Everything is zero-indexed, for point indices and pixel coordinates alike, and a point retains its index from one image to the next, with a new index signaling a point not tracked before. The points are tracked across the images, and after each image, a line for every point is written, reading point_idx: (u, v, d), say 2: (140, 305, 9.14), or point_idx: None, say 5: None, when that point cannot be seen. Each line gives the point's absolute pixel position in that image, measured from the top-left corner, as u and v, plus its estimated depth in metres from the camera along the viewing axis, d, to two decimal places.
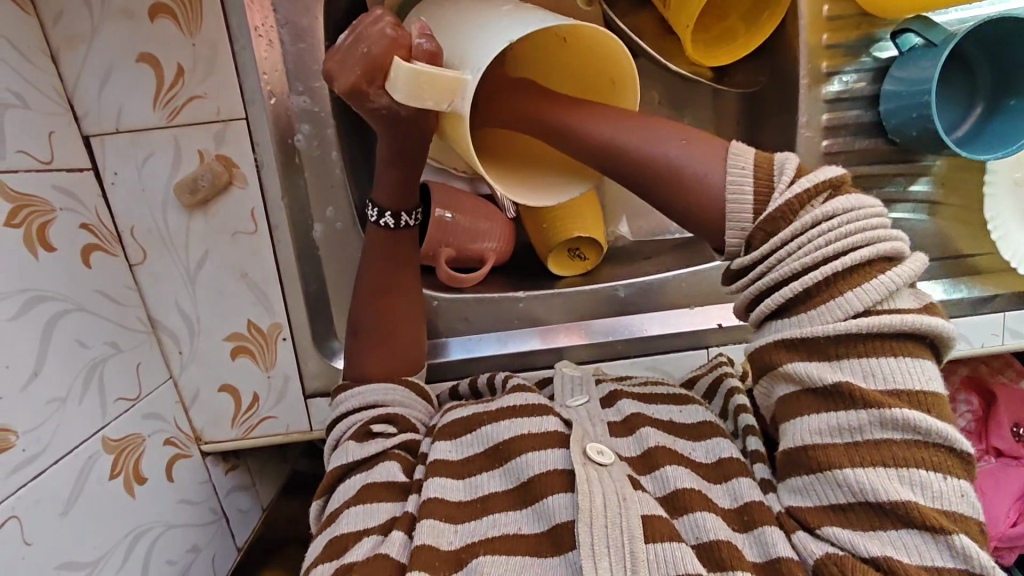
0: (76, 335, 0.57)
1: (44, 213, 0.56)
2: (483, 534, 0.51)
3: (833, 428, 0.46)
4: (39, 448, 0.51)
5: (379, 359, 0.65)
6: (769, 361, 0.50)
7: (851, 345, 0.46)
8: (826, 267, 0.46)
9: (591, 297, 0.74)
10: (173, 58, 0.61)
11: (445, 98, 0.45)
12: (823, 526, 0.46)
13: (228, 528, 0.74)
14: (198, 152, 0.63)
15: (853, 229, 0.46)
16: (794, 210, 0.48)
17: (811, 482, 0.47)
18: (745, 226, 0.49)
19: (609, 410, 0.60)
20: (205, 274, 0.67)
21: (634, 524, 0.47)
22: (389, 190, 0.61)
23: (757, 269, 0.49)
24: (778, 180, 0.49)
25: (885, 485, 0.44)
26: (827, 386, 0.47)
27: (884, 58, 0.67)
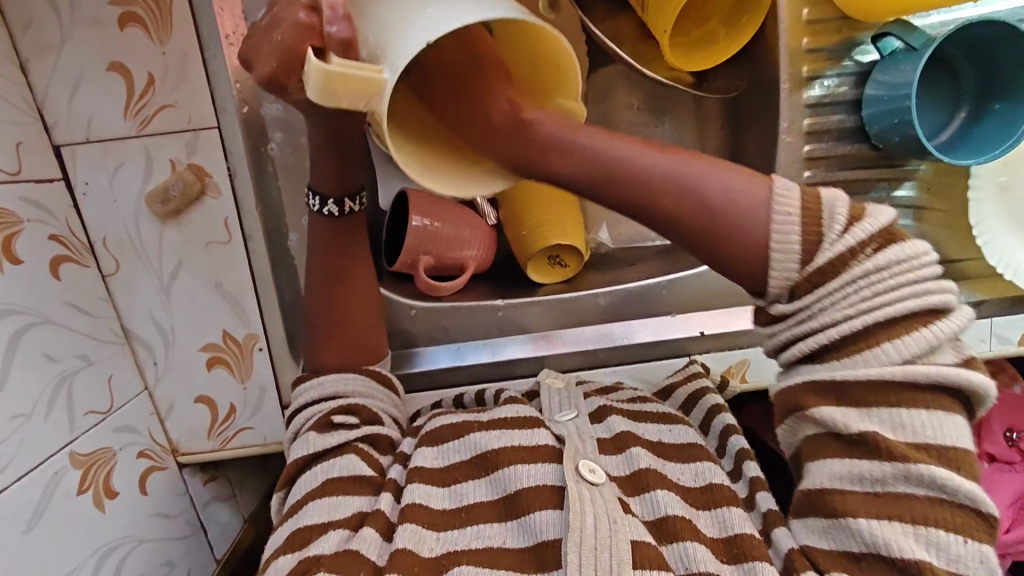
0: (44, 348, 0.56)
1: (9, 226, 0.55)
2: (466, 545, 0.50)
3: (856, 476, 0.47)
4: (1, 465, 0.50)
5: (337, 354, 0.64)
6: (794, 402, 0.50)
7: (882, 395, 0.46)
8: (876, 314, 0.46)
9: (572, 304, 0.73)
10: (143, 67, 0.60)
11: (361, 98, 0.40)
12: (834, 571, 0.46)
13: (205, 539, 0.73)
14: (170, 162, 0.63)
15: (900, 282, 0.46)
16: (845, 262, 0.46)
17: (827, 526, 0.47)
18: (792, 273, 0.47)
19: (597, 426, 0.59)
20: (179, 285, 0.66)
21: (623, 549, 0.46)
22: (325, 177, 0.59)
23: (796, 319, 0.49)
24: (829, 228, 0.47)
25: (901, 542, 0.44)
26: (861, 436, 0.47)
27: (867, 62, 0.66)
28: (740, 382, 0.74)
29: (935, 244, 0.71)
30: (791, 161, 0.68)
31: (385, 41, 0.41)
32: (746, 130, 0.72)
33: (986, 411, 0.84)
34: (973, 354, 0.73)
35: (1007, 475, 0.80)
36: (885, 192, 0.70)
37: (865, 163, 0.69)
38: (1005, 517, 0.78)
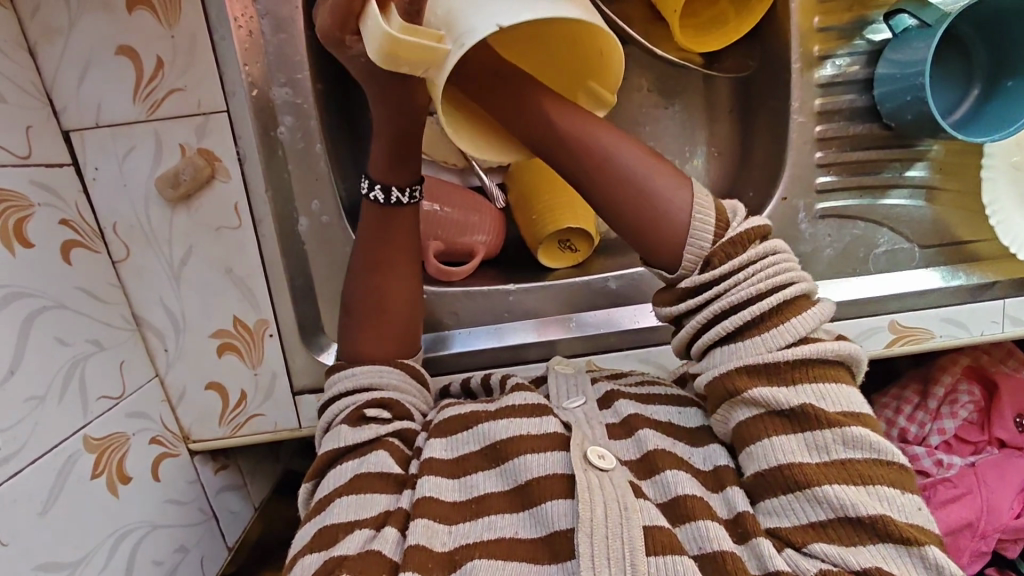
0: (55, 332, 0.55)
1: (21, 209, 0.55)
2: (478, 537, 0.49)
3: (806, 445, 0.46)
4: (15, 448, 0.49)
5: (373, 341, 0.64)
6: (725, 390, 0.49)
7: (803, 371, 0.47)
8: (774, 293, 0.48)
9: (583, 288, 0.73)
10: (152, 51, 0.60)
11: (421, 66, 0.39)
12: (810, 543, 0.44)
13: (217, 527, 0.73)
14: (180, 147, 0.63)
15: (786, 268, 0.49)
16: (745, 241, 0.49)
17: (789, 501, 0.45)
18: (704, 247, 0.49)
19: (606, 412, 0.58)
20: (189, 271, 0.66)
21: (637, 536, 0.45)
22: (379, 161, 0.60)
23: (709, 294, 0.49)
24: (733, 219, 0.50)
25: (859, 500, 0.43)
26: (793, 408, 0.46)
27: (878, 41, 0.66)
28: None
29: (945, 224, 0.71)
30: (801, 141, 0.68)
31: (456, 15, 0.40)
32: (756, 113, 0.72)
33: (995, 395, 0.84)
34: (987, 336, 0.73)
35: (1018, 460, 0.79)
36: (897, 172, 0.69)
37: (877, 142, 0.68)
38: (1016, 502, 0.78)
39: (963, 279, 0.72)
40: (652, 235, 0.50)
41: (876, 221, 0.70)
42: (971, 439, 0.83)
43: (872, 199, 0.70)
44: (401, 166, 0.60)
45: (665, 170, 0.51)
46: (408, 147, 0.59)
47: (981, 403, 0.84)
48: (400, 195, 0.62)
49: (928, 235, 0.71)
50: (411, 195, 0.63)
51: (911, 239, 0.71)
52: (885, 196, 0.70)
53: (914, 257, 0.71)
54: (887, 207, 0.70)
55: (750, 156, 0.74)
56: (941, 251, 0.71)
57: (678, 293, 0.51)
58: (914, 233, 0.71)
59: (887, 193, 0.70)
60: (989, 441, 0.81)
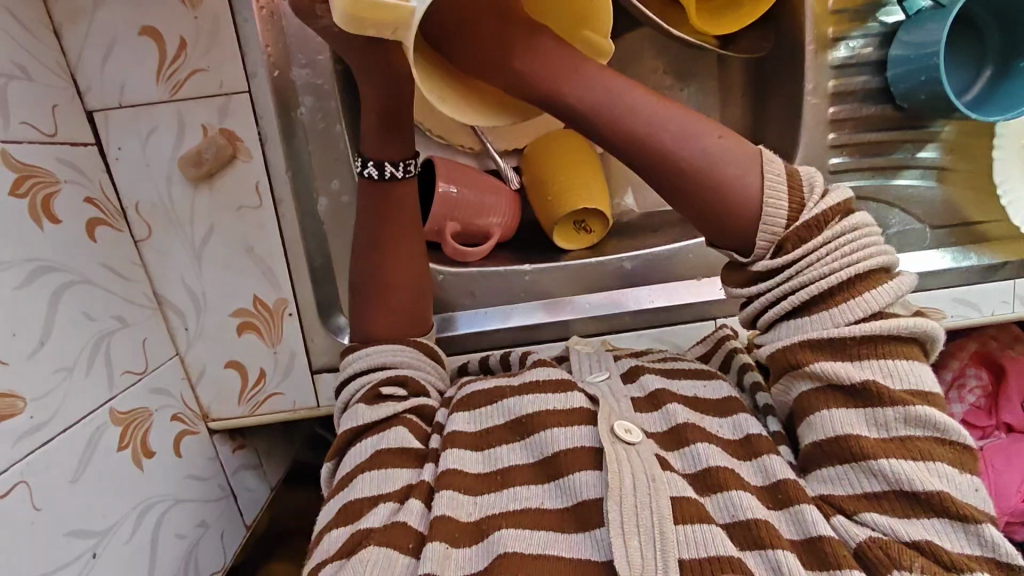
0: (82, 306, 0.56)
1: (48, 185, 0.55)
2: (503, 507, 0.50)
3: (866, 420, 0.46)
4: (47, 417, 0.50)
5: (385, 316, 0.65)
6: (786, 362, 0.49)
7: (873, 347, 0.47)
8: (850, 271, 0.47)
9: (597, 269, 0.74)
10: (176, 31, 0.61)
11: (390, 25, 0.40)
12: (862, 513, 0.45)
13: (235, 505, 0.74)
14: (202, 126, 0.63)
15: (864, 245, 0.47)
16: (824, 220, 0.47)
17: (844, 471, 0.46)
18: (779, 226, 0.48)
19: (632, 386, 0.58)
20: (210, 250, 0.67)
21: (663, 506, 0.46)
22: (370, 140, 0.61)
23: (778, 265, 0.48)
24: (810, 194, 0.48)
25: (920, 476, 0.44)
26: (856, 386, 0.46)
27: (892, 22, 0.66)
28: None
29: (957, 206, 0.72)
30: (814, 122, 0.69)
31: None
32: (769, 95, 0.73)
33: (1004, 381, 0.84)
34: (997, 317, 0.73)
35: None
36: (909, 154, 0.70)
37: (890, 124, 0.69)
38: None
39: (973, 260, 0.72)
40: (714, 213, 0.48)
41: (887, 202, 0.71)
42: (978, 423, 0.83)
43: (884, 179, 0.71)
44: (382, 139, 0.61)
45: (734, 146, 0.49)
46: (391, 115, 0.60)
47: (989, 388, 0.85)
48: (395, 169, 0.62)
49: (940, 216, 0.71)
50: (405, 169, 0.63)
51: (922, 219, 0.72)
52: (896, 177, 0.71)
53: (924, 238, 0.72)
54: (898, 188, 0.71)
55: (763, 139, 0.74)
56: (951, 232, 0.72)
57: (748, 264, 0.50)
58: (927, 214, 0.72)
59: (900, 174, 0.71)
60: (996, 425, 0.82)
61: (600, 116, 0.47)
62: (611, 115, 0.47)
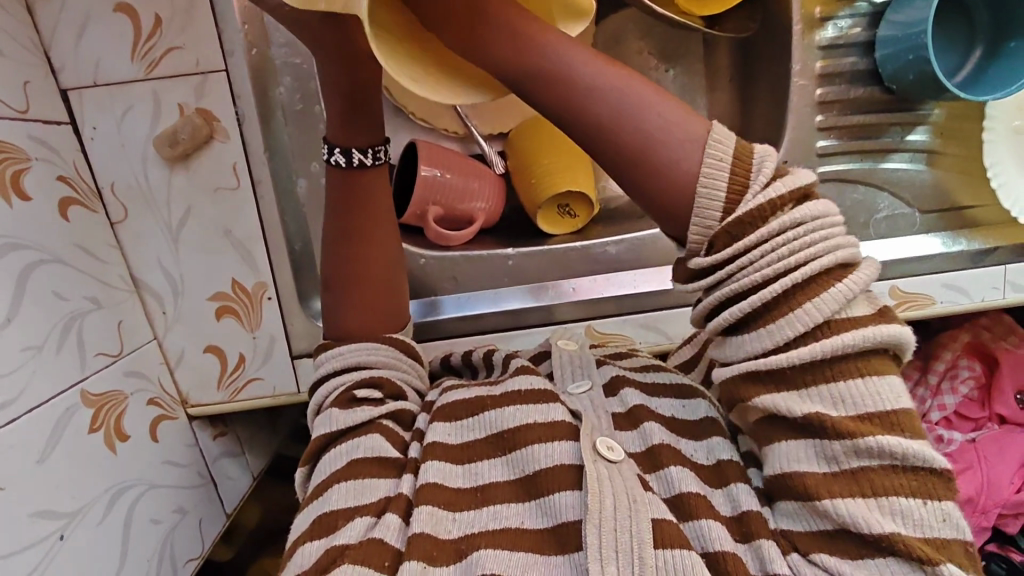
0: (53, 286, 0.55)
1: (18, 162, 0.54)
2: (482, 526, 0.49)
3: (815, 455, 0.42)
4: (13, 395, 0.49)
5: (358, 312, 0.63)
6: (735, 394, 0.45)
7: (817, 371, 0.41)
8: (791, 276, 0.39)
9: (582, 254, 0.73)
10: (150, 8, 0.60)
11: (383, 11, 0.38)
12: (813, 554, 0.41)
13: (215, 492, 0.73)
14: (178, 106, 0.62)
15: (801, 244, 0.39)
16: (765, 213, 0.39)
17: (800, 507, 0.42)
18: (714, 222, 0.40)
19: (611, 401, 0.57)
20: (187, 232, 0.66)
21: (644, 528, 0.44)
22: (336, 125, 0.59)
23: (713, 278, 0.41)
24: (754, 179, 0.40)
25: (871, 516, 0.39)
26: (800, 416, 0.41)
27: (880, 2, 0.65)
28: None
29: (946, 190, 0.71)
30: (801, 104, 0.68)
31: None
32: (757, 77, 0.72)
33: (996, 371, 0.84)
34: (988, 303, 0.72)
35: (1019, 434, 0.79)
36: (897, 137, 0.69)
37: (878, 106, 0.68)
38: (1017, 477, 0.77)
39: (964, 245, 0.71)
40: (643, 184, 0.40)
41: (875, 186, 0.70)
42: (971, 415, 0.82)
43: (873, 162, 0.70)
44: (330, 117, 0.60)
45: (682, 112, 0.40)
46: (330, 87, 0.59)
47: (982, 379, 0.84)
48: (363, 157, 0.61)
49: (929, 200, 0.71)
50: (374, 156, 0.61)
51: (911, 204, 0.71)
52: (885, 160, 0.70)
53: (914, 223, 0.71)
54: (887, 171, 0.70)
55: (751, 122, 0.73)
56: (941, 217, 0.71)
57: (687, 269, 0.42)
58: (917, 198, 0.71)
59: (888, 157, 0.70)
60: (990, 417, 0.82)
61: (545, 58, 0.39)
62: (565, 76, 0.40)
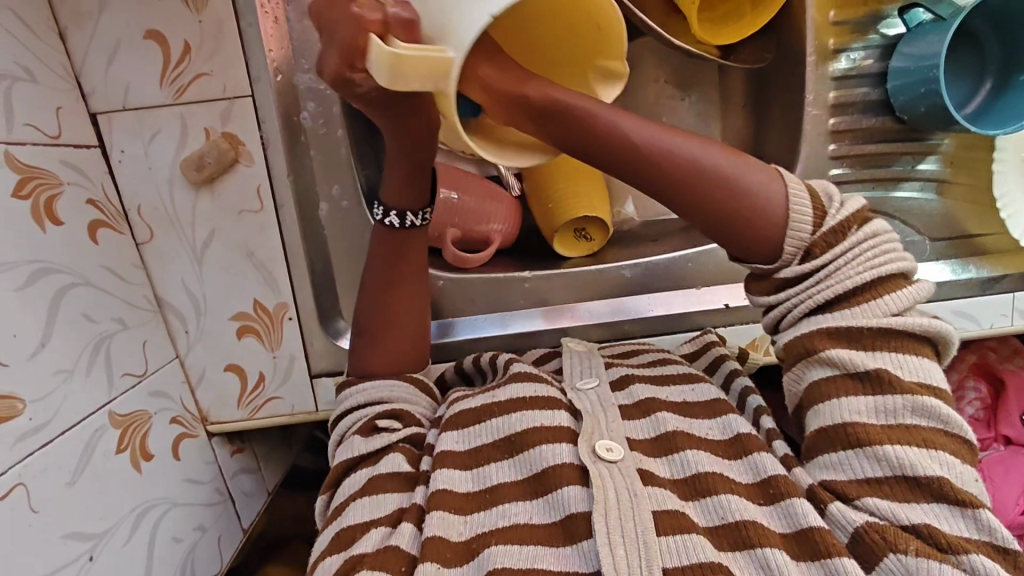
0: (83, 309, 0.56)
1: (51, 187, 0.56)
2: (493, 525, 0.51)
3: (872, 408, 0.48)
4: (47, 417, 0.50)
5: (383, 355, 0.65)
6: (803, 348, 0.50)
7: (885, 340, 0.48)
8: (873, 274, 0.49)
9: (597, 277, 0.74)
10: (180, 35, 0.61)
11: (432, 80, 0.40)
12: (862, 497, 0.47)
13: (232, 508, 0.74)
14: (205, 130, 0.64)
15: (874, 254, 0.49)
16: (848, 226, 0.50)
17: (846, 456, 0.48)
18: (805, 236, 0.50)
19: (620, 394, 0.60)
20: (211, 253, 0.67)
21: (645, 517, 0.47)
22: (394, 187, 0.60)
23: (811, 275, 0.50)
24: (830, 206, 0.50)
25: (923, 463, 0.46)
26: (866, 372, 0.48)
27: (892, 35, 0.67)
28: (764, 356, 0.74)
29: (956, 219, 0.72)
30: (815, 134, 0.69)
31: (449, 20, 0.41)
32: (771, 105, 0.73)
33: (1002, 393, 0.85)
34: (996, 329, 0.74)
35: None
36: (908, 166, 0.71)
37: (889, 136, 0.70)
38: None
39: (972, 272, 0.73)
40: (758, 239, 0.50)
41: (887, 214, 0.71)
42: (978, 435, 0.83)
43: (884, 191, 0.71)
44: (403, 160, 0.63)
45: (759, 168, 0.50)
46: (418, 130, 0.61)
47: (988, 401, 0.85)
48: (415, 218, 0.63)
49: (939, 228, 0.72)
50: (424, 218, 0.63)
51: (921, 232, 0.72)
52: (897, 189, 0.71)
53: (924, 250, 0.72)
54: (898, 199, 0.71)
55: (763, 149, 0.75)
56: (950, 245, 0.72)
57: (775, 276, 0.51)
58: (926, 226, 0.72)
59: (899, 186, 0.71)
60: (995, 437, 0.82)
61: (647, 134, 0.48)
62: (686, 157, 0.49)
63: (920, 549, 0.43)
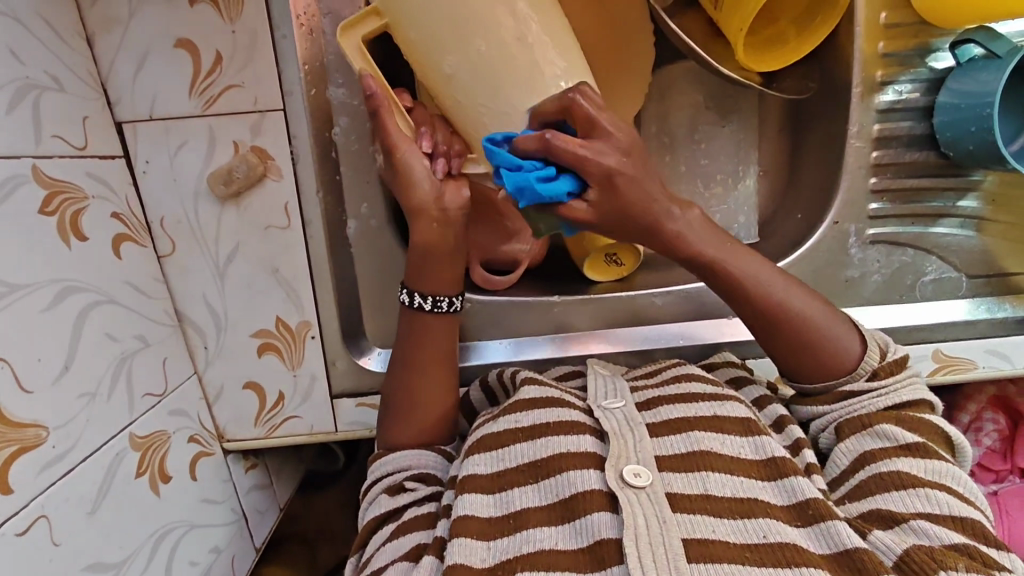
0: (106, 328, 0.54)
1: (77, 201, 0.54)
2: (517, 551, 0.49)
3: (920, 465, 0.52)
4: (69, 445, 0.49)
5: (408, 430, 0.62)
6: (859, 423, 0.56)
7: (927, 431, 0.55)
8: (903, 395, 0.57)
9: (628, 303, 0.72)
10: (211, 45, 0.59)
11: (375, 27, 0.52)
12: (911, 520, 0.49)
13: (246, 528, 0.72)
14: (233, 143, 0.62)
15: (910, 384, 0.58)
16: (904, 360, 0.59)
17: (897, 496, 0.50)
18: (872, 365, 0.58)
19: (645, 414, 0.59)
20: (234, 269, 0.65)
21: (676, 546, 0.47)
22: (416, 271, 0.62)
23: (871, 389, 0.57)
24: (895, 350, 0.59)
25: (965, 510, 0.49)
26: (916, 443, 0.53)
27: (940, 68, 0.65)
28: None
29: (994, 256, 0.71)
30: (855, 167, 0.68)
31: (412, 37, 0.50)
32: (810, 135, 0.72)
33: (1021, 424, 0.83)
34: None
35: None
36: (949, 202, 0.69)
37: (932, 171, 0.68)
38: None
39: (1007, 311, 0.72)
40: (799, 352, 0.59)
41: (924, 250, 0.70)
42: (993, 467, 0.83)
43: (922, 227, 0.69)
44: (432, 225, 0.60)
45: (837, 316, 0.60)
46: (414, 174, 0.58)
47: (1006, 431, 0.84)
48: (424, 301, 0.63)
49: (976, 265, 0.71)
50: (436, 304, 0.63)
51: (959, 269, 0.71)
52: (935, 225, 0.69)
53: (960, 287, 0.71)
54: (936, 236, 0.70)
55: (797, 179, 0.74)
56: (987, 282, 0.71)
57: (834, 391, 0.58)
58: (963, 262, 0.71)
59: (937, 223, 0.69)
60: (1010, 469, 0.83)
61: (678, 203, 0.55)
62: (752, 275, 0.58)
63: (967, 567, 0.45)
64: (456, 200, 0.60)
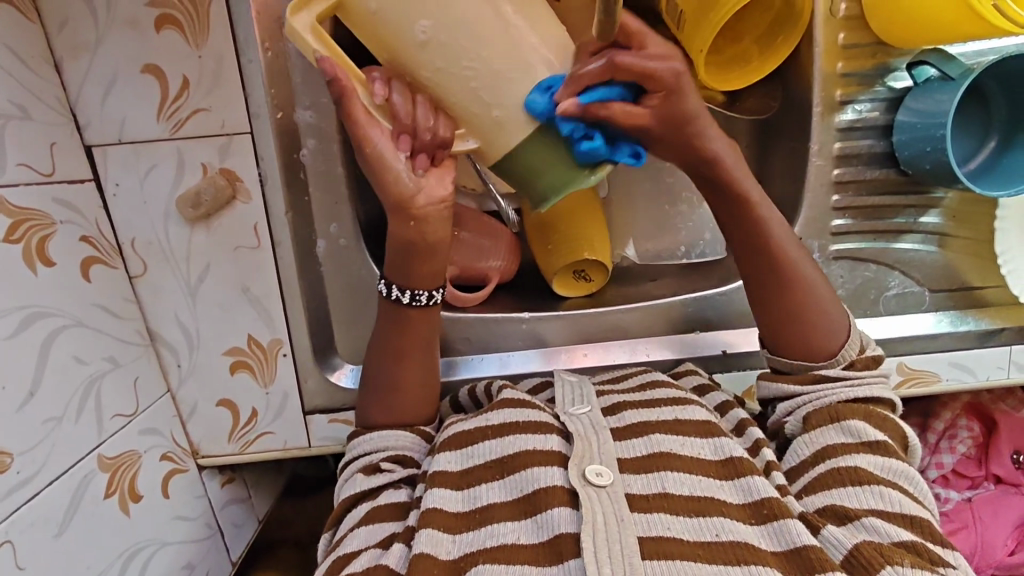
0: (74, 351, 0.56)
1: (44, 227, 0.55)
2: (480, 545, 0.50)
3: (878, 464, 0.53)
4: (35, 469, 0.51)
5: (386, 412, 0.63)
6: (829, 411, 0.56)
7: (889, 428, 0.56)
8: (873, 388, 0.58)
9: (595, 319, 0.73)
10: (178, 70, 0.60)
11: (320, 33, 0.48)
12: (864, 516, 0.50)
13: (222, 541, 0.73)
14: (202, 166, 0.62)
15: (880, 380, 0.59)
16: (877, 356, 0.60)
17: (852, 490, 0.51)
18: (851, 355, 0.59)
19: (610, 418, 0.60)
20: (205, 289, 0.66)
21: (630, 542, 0.48)
22: (394, 267, 0.60)
23: (844, 375, 0.58)
24: (870, 346, 0.61)
25: (917, 509, 0.50)
26: (878, 443, 0.54)
27: (898, 88, 0.66)
28: None
29: (956, 271, 0.72)
30: (817, 185, 0.69)
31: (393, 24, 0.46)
32: (776, 152, 0.73)
33: (994, 432, 0.84)
34: (992, 381, 0.74)
35: (1014, 497, 0.79)
36: (911, 218, 0.70)
37: (893, 189, 0.69)
38: (1010, 539, 0.78)
39: (970, 324, 0.73)
40: (785, 321, 0.60)
41: (887, 265, 0.71)
42: (968, 473, 0.83)
43: (885, 243, 0.70)
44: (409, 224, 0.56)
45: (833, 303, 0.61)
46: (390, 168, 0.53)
47: (980, 439, 0.84)
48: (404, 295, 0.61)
49: (940, 280, 0.71)
50: (415, 296, 0.61)
51: (922, 283, 0.72)
52: (897, 241, 0.70)
53: (923, 301, 0.72)
54: (898, 251, 0.71)
55: None
56: (950, 296, 0.72)
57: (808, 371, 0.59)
58: (927, 277, 0.72)
59: (900, 238, 0.70)
60: (985, 476, 0.82)
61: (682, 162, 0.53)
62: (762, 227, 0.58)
63: (913, 563, 0.46)
64: (438, 193, 0.56)
